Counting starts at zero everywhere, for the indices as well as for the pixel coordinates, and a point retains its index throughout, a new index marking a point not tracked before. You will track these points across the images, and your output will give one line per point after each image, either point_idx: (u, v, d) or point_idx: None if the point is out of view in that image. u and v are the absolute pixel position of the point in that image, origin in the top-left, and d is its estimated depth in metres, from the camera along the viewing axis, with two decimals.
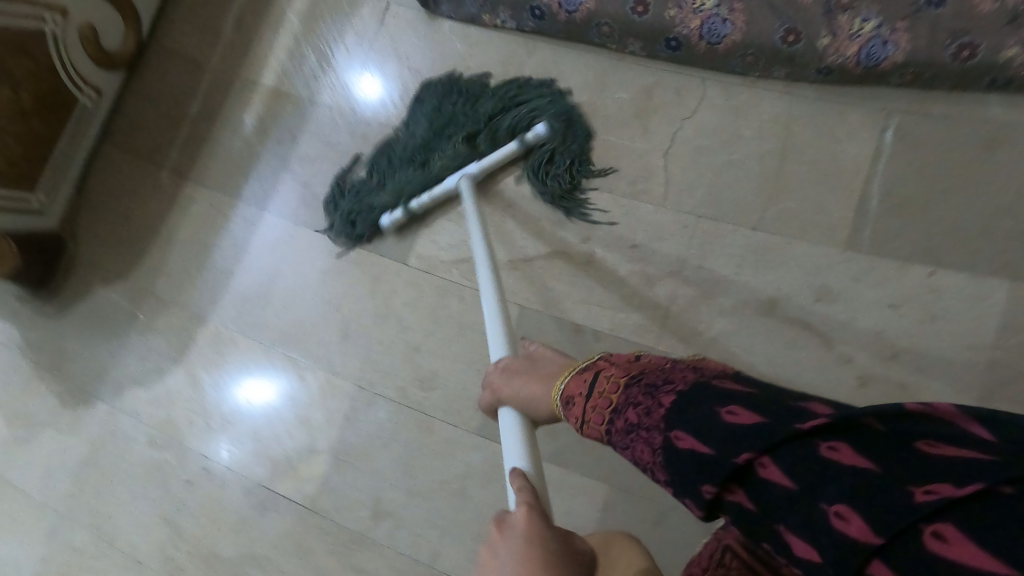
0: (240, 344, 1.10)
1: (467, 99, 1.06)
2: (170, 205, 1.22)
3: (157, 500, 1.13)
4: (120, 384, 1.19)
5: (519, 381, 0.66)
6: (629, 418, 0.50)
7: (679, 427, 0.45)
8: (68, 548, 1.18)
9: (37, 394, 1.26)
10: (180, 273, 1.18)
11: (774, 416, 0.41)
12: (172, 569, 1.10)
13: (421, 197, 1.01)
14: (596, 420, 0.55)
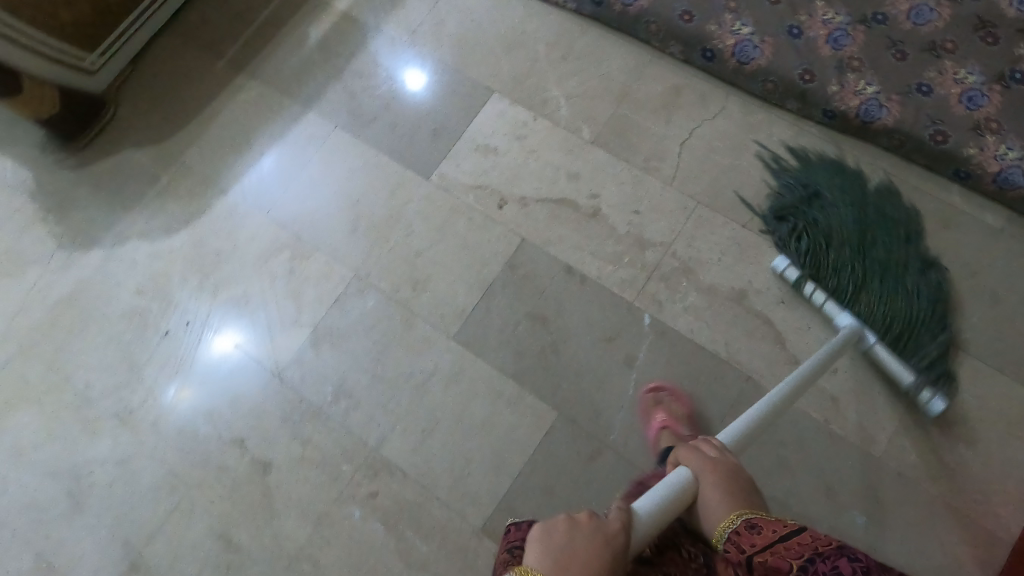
0: (253, 218, 1.14)
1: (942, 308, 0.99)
2: (211, 77, 1.22)
3: (128, 347, 1.11)
4: (119, 229, 1.16)
5: (712, 476, 0.70)
6: (836, 566, 0.53)
7: None
8: (15, 379, 1.10)
9: (27, 228, 1.17)
10: (212, 145, 1.19)
11: None
12: (126, 421, 1.07)
13: (821, 295, 0.99)
14: (780, 554, 0.58)
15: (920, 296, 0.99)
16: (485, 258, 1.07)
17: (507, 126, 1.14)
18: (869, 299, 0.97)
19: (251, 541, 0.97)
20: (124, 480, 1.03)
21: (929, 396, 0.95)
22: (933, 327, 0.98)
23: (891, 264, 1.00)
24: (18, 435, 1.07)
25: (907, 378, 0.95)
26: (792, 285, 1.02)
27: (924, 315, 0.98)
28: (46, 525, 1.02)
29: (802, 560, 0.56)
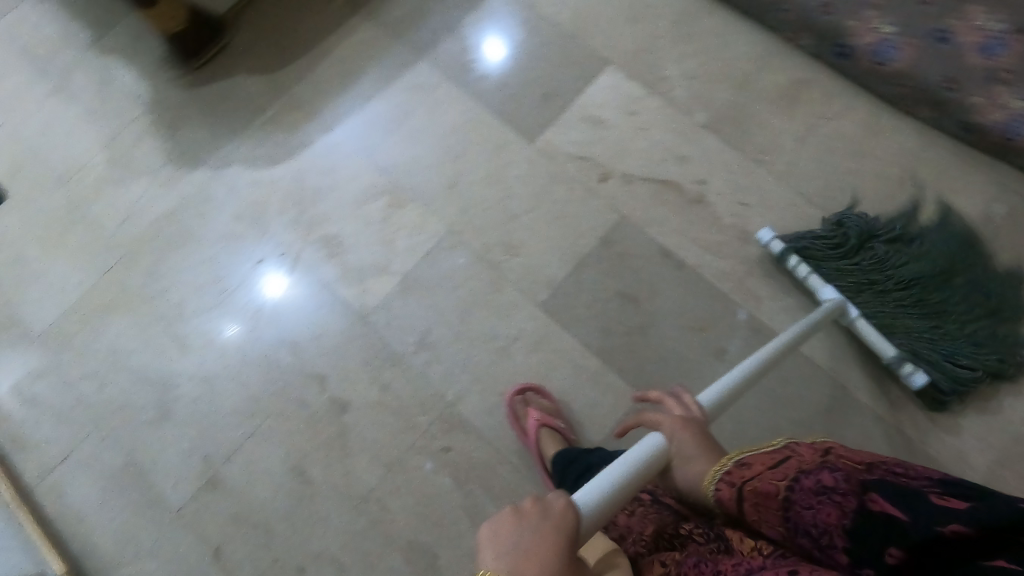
0: (353, 160, 1.14)
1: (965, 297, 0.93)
2: (327, 15, 1.23)
3: (220, 271, 1.12)
4: (224, 152, 1.18)
5: (684, 432, 0.67)
6: (819, 481, 0.48)
7: (878, 491, 0.43)
8: (115, 284, 1.14)
9: (143, 143, 1.21)
10: (323, 84, 1.20)
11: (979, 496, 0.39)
12: (212, 340, 1.09)
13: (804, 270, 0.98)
14: (765, 479, 0.53)
15: (910, 273, 0.94)
16: (581, 231, 1.06)
17: (618, 99, 1.12)
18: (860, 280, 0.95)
19: (322, 475, 0.99)
20: (208, 397, 1.06)
21: (912, 369, 0.91)
22: (931, 304, 0.93)
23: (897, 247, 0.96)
24: (115, 337, 1.11)
25: (888, 353, 0.92)
26: (777, 258, 1.00)
27: (922, 291, 0.94)
28: (135, 426, 1.07)
29: (788, 482, 0.51)
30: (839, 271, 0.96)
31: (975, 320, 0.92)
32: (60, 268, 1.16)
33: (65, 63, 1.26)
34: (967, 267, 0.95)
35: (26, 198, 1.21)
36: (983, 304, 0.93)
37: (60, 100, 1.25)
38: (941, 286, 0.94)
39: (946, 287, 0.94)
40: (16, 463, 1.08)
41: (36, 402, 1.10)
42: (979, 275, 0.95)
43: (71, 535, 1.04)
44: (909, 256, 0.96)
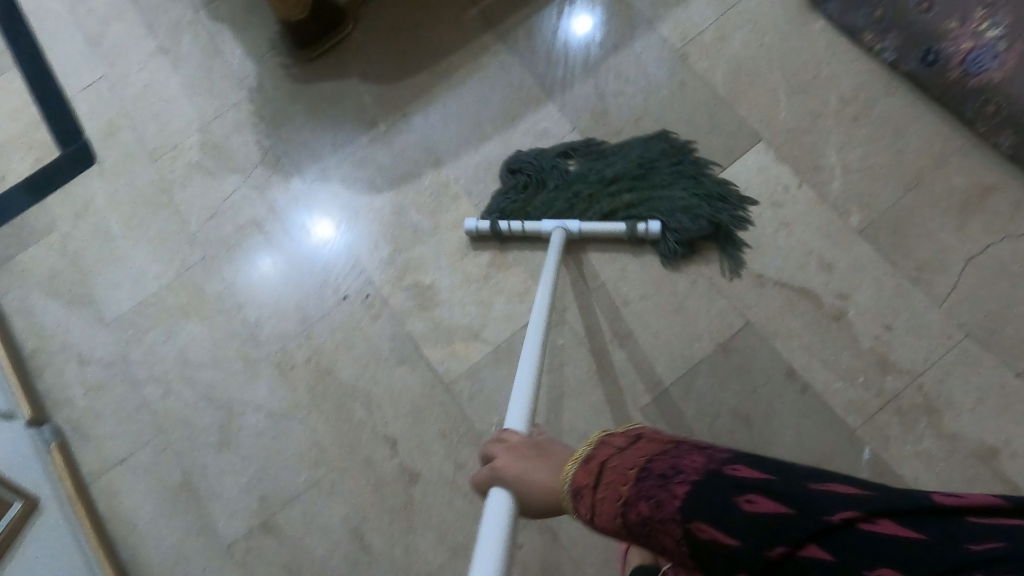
0: (460, 203, 1.04)
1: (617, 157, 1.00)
2: (451, 31, 1.10)
3: (301, 296, 1.01)
4: (328, 168, 1.05)
5: (524, 464, 0.50)
6: (641, 513, 0.41)
7: (701, 519, 0.38)
8: (194, 285, 1.02)
9: (239, 130, 1.06)
10: (439, 110, 1.07)
11: (798, 506, 0.37)
12: (281, 371, 1.00)
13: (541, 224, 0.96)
14: (600, 517, 0.43)
15: (605, 172, 0.99)
16: (552, 204, 0.99)
17: (766, 180, 0.97)
18: (611, 202, 0.97)
19: (383, 544, 0.94)
20: (279, 435, 0.98)
21: (644, 224, 0.94)
22: (637, 180, 0.98)
23: (577, 179, 1.00)
24: (189, 343, 1.01)
25: (620, 228, 0.94)
26: (494, 233, 0.98)
27: (591, 181, 0.99)
28: (198, 447, 0.98)
29: (613, 515, 0.42)
30: (546, 204, 0.99)
31: (680, 180, 0.97)
32: (132, 250, 1.03)
33: (175, 21, 1.11)
34: (624, 144, 1.01)
35: (113, 167, 1.06)
36: (642, 169, 0.98)
37: (163, 62, 1.09)
38: (630, 169, 0.98)
39: (646, 166, 0.99)
40: (77, 454, 0.99)
41: (102, 391, 1.00)
42: (635, 148, 1.00)
43: (122, 548, 0.96)
44: (594, 161, 1.01)
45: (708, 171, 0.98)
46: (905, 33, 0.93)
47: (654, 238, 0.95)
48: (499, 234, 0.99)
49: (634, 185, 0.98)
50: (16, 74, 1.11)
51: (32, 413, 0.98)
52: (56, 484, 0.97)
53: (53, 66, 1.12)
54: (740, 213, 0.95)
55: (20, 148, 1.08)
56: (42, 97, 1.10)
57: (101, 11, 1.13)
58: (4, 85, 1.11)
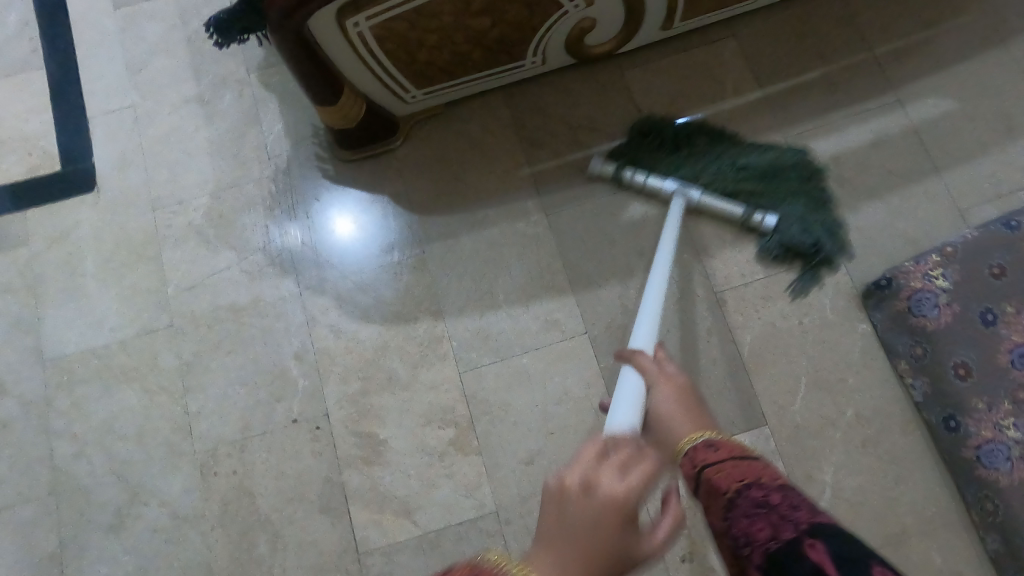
0: (444, 364, 0.97)
1: (759, 146, 1.01)
2: (497, 181, 1.01)
3: (249, 402, 0.96)
4: (354, 253, 1.00)
5: (666, 387, 0.63)
6: (766, 496, 0.48)
7: (824, 539, 0.42)
8: (142, 354, 0.97)
9: (245, 211, 1.00)
10: (459, 260, 0.99)
11: None
12: (201, 472, 0.94)
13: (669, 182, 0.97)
14: (722, 474, 0.52)
15: (741, 155, 1.00)
16: (679, 171, 1.00)
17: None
18: (735, 186, 0.98)
19: None
20: (172, 541, 0.92)
21: (761, 216, 0.97)
22: (767, 177, 0.99)
23: (710, 152, 1.01)
24: (118, 412, 0.95)
25: (736, 211, 0.97)
26: (614, 177, 0.99)
27: (722, 159, 1.00)
28: (84, 524, 0.92)
29: (738, 485, 0.50)
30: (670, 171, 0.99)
31: (808, 188, 0.99)
32: (95, 293, 0.98)
33: (223, 73, 1.07)
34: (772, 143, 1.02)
35: (109, 200, 1.02)
36: (782, 164, 1.00)
37: (197, 110, 1.05)
38: (766, 162, 0.99)
39: (779, 166, 0.99)
40: None
41: (8, 428, 0.95)
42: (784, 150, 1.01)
43: None
44: (731, 144, 1.02)
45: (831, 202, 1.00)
46: (935, 384, 0.90)
47: (767, 227, 0.97)
48: (620, 181, 0.99)
49: (765, 176, 0.99)
50: (44, 76, 1.07)
51: None
52: None
53: (84, 78, 1.07)
54: (841, 246, 0.97)
55: (20, 149, 1.04)
56: (60, 109, 1.06)
57: (150, 40, 1.09)
58: (30, 84, 1.07)
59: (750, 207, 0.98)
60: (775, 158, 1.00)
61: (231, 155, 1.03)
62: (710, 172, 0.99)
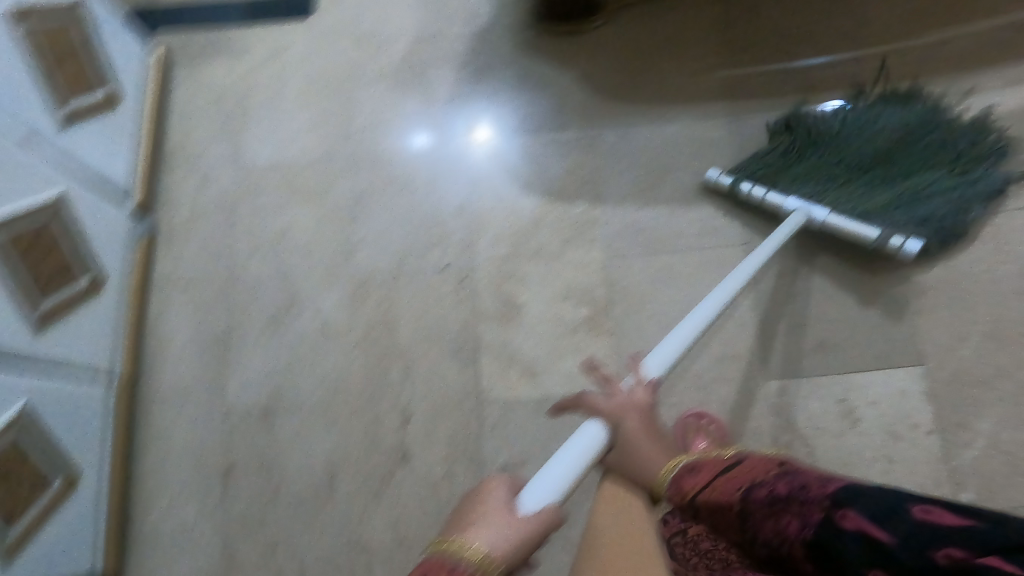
0: (592, 247, 0.97)
1: (895, 124, 0.90)
2: (688, 76, 1.00)
3: (405, 243, 1.02)
4: (497, 162, 1.02)
5: (631, 420, 0.56)
6: (774, 490, 0.44)
7: (849, 503, 0.39)
8: (321, 180, 1.05)
9: (440, 68, 1.07)
10: (629, 148, 0.99)
11: (990, 523, 0.35)
12: (349, 295, 1.02)
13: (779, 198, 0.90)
14: (718, 491, 0.48)
15: (881, 140, 0.90)
16: (812, 179, 0.91)
17: (894, 409, 0.85)
18: (887, 178, 0.88)
19: (346, 495, 0.99)
20: (316, 349, 1.02)
21: (900, 238, 0.84)
22: (903, 163, 0.89)
23: (832, 155, 0.92)
24: (291, 225, 1.05)
25: (870, 235, 0.84)
26: (734, 193, 0.93)
27: (847, 163, 0.91)
28: (249, 316, 1.04)
29: (740, 493, 0.46)
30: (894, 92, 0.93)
31: (943, 165, 0.88)
32: (292, 116, 1.08)
33: None
34: (894, 104, 0.92)
35: (324, 35, 1.11)
36: (899, 149, 0.89)
37: None
38: (895, 146, 0.89)
39: (924, 140, 0.89)
40: (155, 256, 1.08)
41: (202, 219, 1.08)
42: (878, 126, 0.90)
43: (146, 358, 1.06)
44: (851, 137, 0.91)
45: (990, 159, 0.88)
46: None
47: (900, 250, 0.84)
48: (737, 196, 0.93)
49: (905, 161, 0.89)
50: None
51: (141, 204, 1.07)
52: (121, 277, 1.03)
53: None
54: None
55: None
56: None
57: None
58: None
59: (882, 223, 0.86)
60: (917, 131, 0.89)
61: (439, 15, 1.09)
62: (839, 180, 0.90)
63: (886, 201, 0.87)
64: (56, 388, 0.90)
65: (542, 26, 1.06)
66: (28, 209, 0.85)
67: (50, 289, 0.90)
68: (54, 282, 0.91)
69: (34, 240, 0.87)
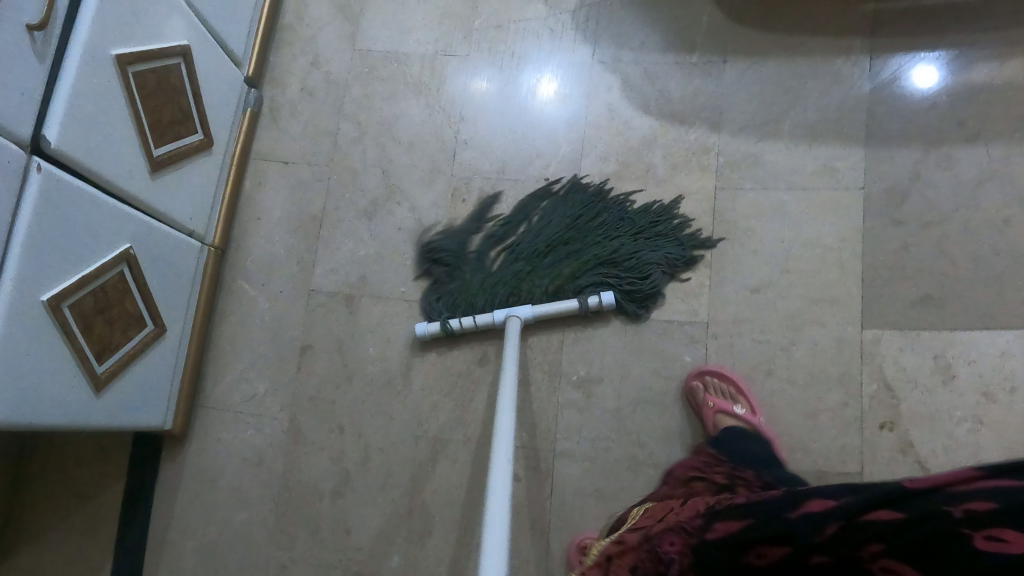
0: (704, 175, 0.98)
1: (504, 245, 1.00)
2: (825, 18, 1.00)
3: (513, 148, 1.03)
4: (559, 118, 1.02)
5: None
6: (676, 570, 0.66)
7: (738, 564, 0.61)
8: (439, 75, 1.06)
9: None
10: (754, 84, 1.00)
11: (791, 538, 0.57)
12: (450, 192, 1.03)
13: (464, 320, 0.95)
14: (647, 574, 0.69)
15: (528, 253, 0.98)
16: (494, 294, 0.97)
17: (991, 368, 0.86)
18: (555, 273, 0.96)
19: (421, 385, 0.99)
20: (409, 242, 1.03)
21: (604, 295, 0.93)
22: (564, 254, 0.97)
23: (498, 272, 0.98)
24: (402, 117, 1.06)
25: (573, 306, 0.93)
26: (447, 332, 0.96)
27: (525, 263, 0.98)
28: (347, 200, 1.05)
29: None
30: None
31: (617, 239, 0.97)
32: (419, 10, 1.09)
33: None
34: (530, 218, 1.00)
35: None
36: (568, 242, 0.98)
37: None
38: (548, 244, 0.98)
39: (555, 246, 0.98)
40: (258, 130, 1.09)
41: (312, 99, 1.09)
42: (530, 238, 0.98)
43: (240, 228, 1.07)
44: (505, 253, 0.99)
45: (661, 227, 0.96)
46: None
47: (580, 320, 0.96)
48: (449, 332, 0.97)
49: (564, 257, 0.97)
50: None
51: (253, 74, 1.07)
52: (229, 142, 1.04)
53: None
54: None
55: None
56: None
57: None
58: None
59: (583, 291, 0.95)
60: (535, 241, 0.98)
61: None
62: (513, 284, 0.97)
63: (564, 284, 0.95)
64: (164, 235, 0.91)
65: None
66: (157, 49, 0.82)
67: (167, 137, 0.87)
68: (173, 131, 0.89)
69: (159, 84, 0.84)
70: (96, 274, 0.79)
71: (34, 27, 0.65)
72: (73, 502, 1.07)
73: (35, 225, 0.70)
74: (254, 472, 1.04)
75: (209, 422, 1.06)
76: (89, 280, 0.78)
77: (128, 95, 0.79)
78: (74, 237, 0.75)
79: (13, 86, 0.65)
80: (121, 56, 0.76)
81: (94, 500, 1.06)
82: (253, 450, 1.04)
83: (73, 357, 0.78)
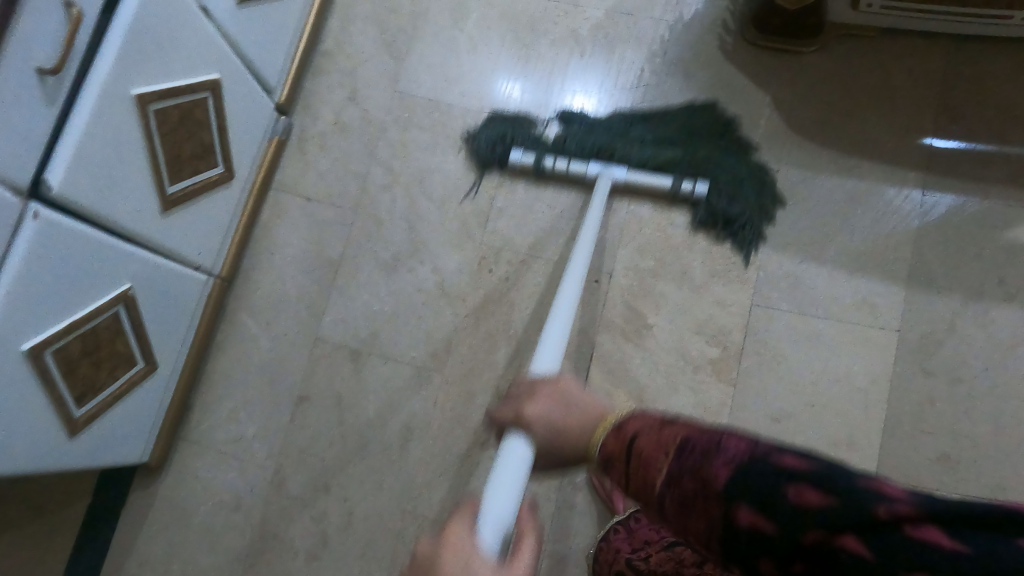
0: (741, 288, 0.94)
1: (627, 118, 0.99)
2: (887, 143, 0.96)
3: (549, 224, 0.97)
4: None
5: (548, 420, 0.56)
6: (683, 487, 0.42)
7: (743, 503, 0.38)
8: (482, 133, 1.01)
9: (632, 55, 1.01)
10: (807, 199, 0.96)
11: (828, 468, 0.37)
12: (477, 260, 0.98)
13: (558, 161, 0.95)
14: (644, 471, 0.46)
15: (649, 129, 0.98)
16: (599, 144, 0.96)
17: None
18: (661, 154, 0.96)
19: (417, 458, 0.95)
20: (426, 305, 0.98)
21: (697, 188, 0.94)
22: (678, 144, 0.97)
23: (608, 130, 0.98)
24: (436, 171, 1.00)
25: (666, 183, 0.94)
26: (536, 168, 0.97)
27: (640, 136, 0.97)
28: (367, 250, 1.00)
29: (660, 483, 0.44)
30: None
31: (731, 154, 0.96)
32: (469, 59, 1.03)
33: None
34: (666, 110, 0.99)
35: None
36: (687, 142, 0.97)
37: None
38: (673, 131, 0.97)
39: (678, 138, 0.97)
40: (283, 159, 1.02)
41: (343, 136, 1.02)
42: (659, 119, 0.98)
43: (249, 261, 1.01)
44: (626, 120, 0.98)
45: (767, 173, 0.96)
46: None
47: (665, 202, 0.96)
48: (539, 170, 0.97)
49: (680, 147, 0.97)
50: None
51: (284, 101, 1.00)
52: (250, 172, 0.97)
53: None
54: None
55: None
56: None
57: None
58: None
59: (681, 176, 0.95)
60: (657, 131, 0.97)
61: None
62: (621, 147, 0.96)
63: (667, 166, 0.95)
64: (167, 273, 0.85)
65: (748, 38, 0.99)
66: (184, 86, 0.75)
67: (184, 173, 0.81)
68: (191, 166, 0.82)
69: (182, 119, 0.77)
70: (89, 318, 0.72)
71: (47, 71, 0.58)
72: (33, 525, 1.00)
73: (27, 272, 0.62)
74: (229, 519, 0.98)
75: (188, 459, 1.00)
76: (78, 324, 0.71)
77: (147, 131, 0.72)
78: (70, 277, 0.68)
79: (13, 131, 0.58)
80: (143, 93, 0.69)
81: (54, 524, 1.00)
82: (231, 495, 0.99)
83: (51, 405, 0.71)
